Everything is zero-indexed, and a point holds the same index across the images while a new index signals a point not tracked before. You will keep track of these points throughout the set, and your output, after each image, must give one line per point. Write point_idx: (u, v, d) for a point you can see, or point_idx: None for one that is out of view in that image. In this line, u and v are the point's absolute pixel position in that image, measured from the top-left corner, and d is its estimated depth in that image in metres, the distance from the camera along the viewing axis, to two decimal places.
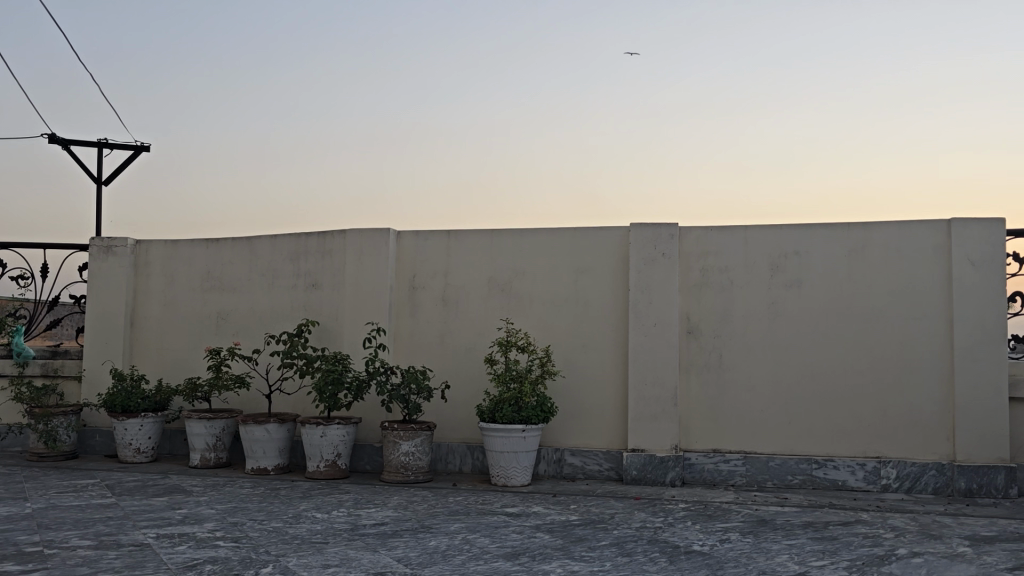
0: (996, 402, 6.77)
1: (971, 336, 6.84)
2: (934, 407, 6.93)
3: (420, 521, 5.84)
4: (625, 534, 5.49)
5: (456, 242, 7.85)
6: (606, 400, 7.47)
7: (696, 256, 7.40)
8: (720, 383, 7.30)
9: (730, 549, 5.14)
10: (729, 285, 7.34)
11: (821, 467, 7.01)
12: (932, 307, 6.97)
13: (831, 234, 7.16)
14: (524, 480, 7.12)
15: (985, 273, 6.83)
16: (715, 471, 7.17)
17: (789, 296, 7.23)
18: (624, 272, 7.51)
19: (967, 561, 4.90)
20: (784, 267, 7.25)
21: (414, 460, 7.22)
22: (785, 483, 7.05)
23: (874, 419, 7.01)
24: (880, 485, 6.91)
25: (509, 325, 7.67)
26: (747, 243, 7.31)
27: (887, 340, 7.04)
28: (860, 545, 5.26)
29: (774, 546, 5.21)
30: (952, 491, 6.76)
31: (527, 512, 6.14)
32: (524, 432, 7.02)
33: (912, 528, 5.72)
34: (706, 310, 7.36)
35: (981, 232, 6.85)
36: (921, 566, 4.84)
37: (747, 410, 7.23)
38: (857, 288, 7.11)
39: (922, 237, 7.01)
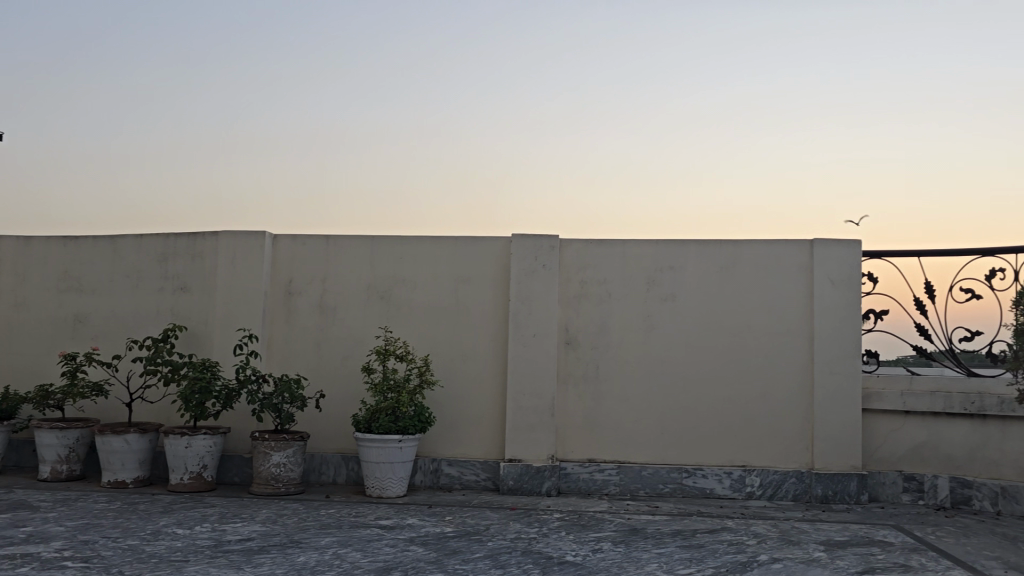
0: (851, 413, 7.18)
1: (829, 350, 7.23)
2: (795, 417, 7.27)
3: (289, 536, 5.63)
4: (499, 546, 5.47)
5: (335, 248, 7.66)
6: (485, 410, 7.45)
7: (576, 267, 7.50)
8: (596, 394, 7.42)
9: (602, 559, 5.20)
10: (607, 297, 7.47)
11: (690, 475, 7.23)
12: (796, 323, 7.32)
13: (703, 250, 7.41)
14: (399, 491, 7.01)
15: (843, 291, 7.24)
16: (590, 481, 7.28)
17: (664, 309, 7.43)
18: (505, 281, 7.52)
19: (821, 566, 5.15)
20: (659, 281, 7.45)
21: (285, 471, 6.98)
22: (656, 492, 7.23)
23: (740, 429, 7.29)
24: (745, 493, 7.19)
25: (387, 333, 7.54)
26: (625, 257, 7.47)
27: (753, 353, 7.34)
28: (725, 552, 5.44)
29: (644, 555, 5.32)
30: (810, 497, 7.11)
31: (401, 525, 6.03)
32: (401, 442, 6.90)
33: (773, 534, 5.96)
34: (584, 322, 7.47)
35: (840, 253, 7.26)
36: (780, 571, 5.04)
37: (622, 421, 7.38)
38: (726, 303, 7.39)
39: (787, 255, 7.36)
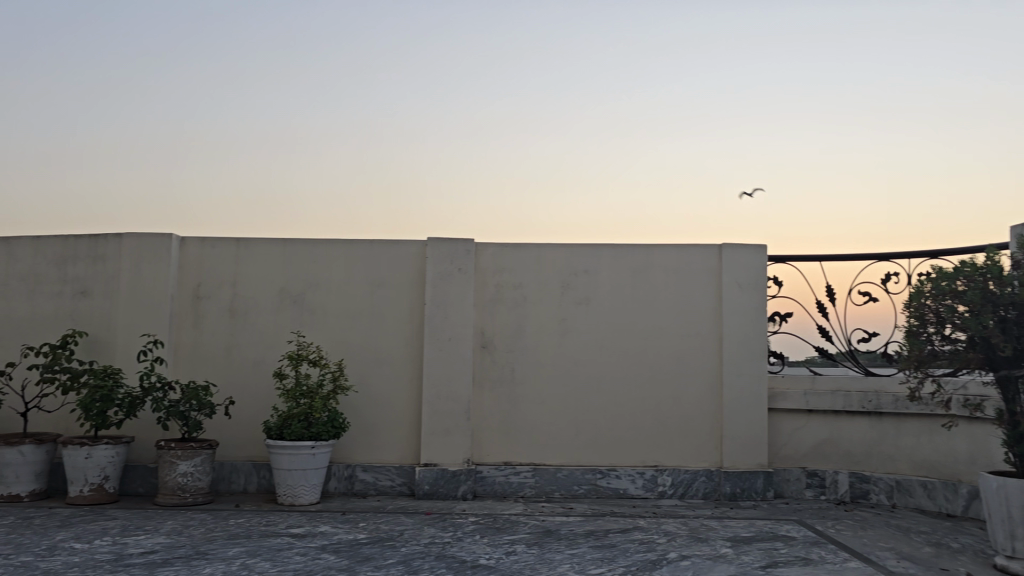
0: (757, 412, 7.41)
1: (737, 352, 7.45)
2: (704, 418, 7.46)
3: (195, 547, 5.46)
4: (413, 551, 5.44)
5: (246, 251, 7.48)
6: (400, 415, 7.39)
7: (491, 271, 7.52)
8: (512, 397, 7.46)
9: (515, 562, 5.23)
10: (522, 301, 7.52)
11: (604, 476, 7.34)
12: (705, 325, 7.52)
13: (616, 254, 7.54)
14: (312, 498, 6.89)
15: (750, 294, 7.48)
16: (505, 484, 7.31)
17: (578, 312, 7.52)
18: (420, 285, 7.49)
19: (727, 561, 5.30)
20: (573, 285, 7.54)
21: (193, 481, 6.77)
22: (571, 493, 7.31)
23: (652, 430, 7.44)
24: (657, 492, 7.33)
25: (300, 337, 7.41)
26: (540, 261, 7.53)
27: (665, 355, 7.50)
28: (635, 551, 5.55)
29: (557, 556, 5.37)
30: (719, 495, 7.31)
31: (312, 532, 5.93)
32: (313, 448, 6.79)
33: (683, 532, 6.10)
34: (499, 325, 7.50)
35: (747, 257, 7.49)
36: (687, 568, 5.17)
37: (538, 424, 7.43)
38: (638, 306, 7.53)
39: (696, 260, 7.55)
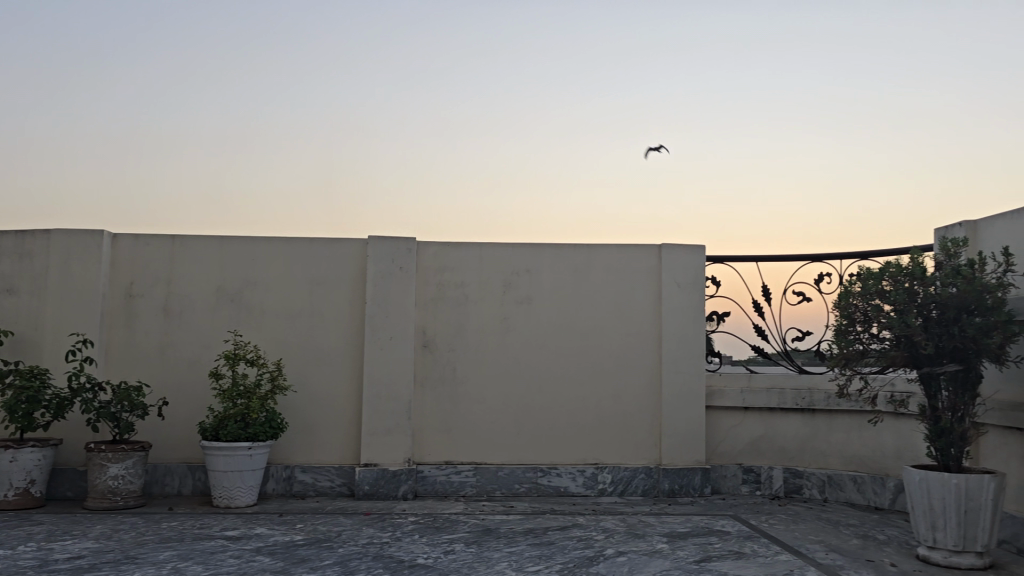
0: (695, 410, 7.53)
1: (675, 350, 7.56)
2: (644, 415, 7.55)
3: (124, 552, 5.33)
4: (350, 552, 5.39)
5: (181, 248, 7.33)
6: (340, 415, 7.33)
7: (432, 270, 7.50)
8: (453, 396, 7.45)
9: (453, 561, 5.23)
10: (464, 300, 7.52)
11: (545, 474, 7.38)
12: (644, 324, 7.61)
13: (557, 254, 7.59)
14: (249, 500, 6.78)
15: (688, 294, 7.60)
16: (446, 483, 7.30)
17: (519, 311, 7.55)
18: (361, 284, 7.42)
19: (663, 557, 5.38)
20: (515, 284, 7.56)
21: (124, 484, 6.60)
22: (512, 492, 7.33)
23: (592, 428, 7.51)
24: (597, 490, 7.40)
25: (236, 337, 7.29)
26: (481, 260, 7.54)
27: (605, 353, 7.57)
28: (573, 548, 5.59)
29: (495, 554, 5.38)
30: (658, 492, 7.41)
31: (247, 535, 5.83)
32: (250, 449, 6.68)
33: (621, 529, 6.17)
34: (440, 324, 7.48)
35: (685, 257, 7.61)
36: (624, 564, 5.22)
37: (479, 423, 7.44)
38: (579, 305, 7.59)
39: (636, 259, 7.64)
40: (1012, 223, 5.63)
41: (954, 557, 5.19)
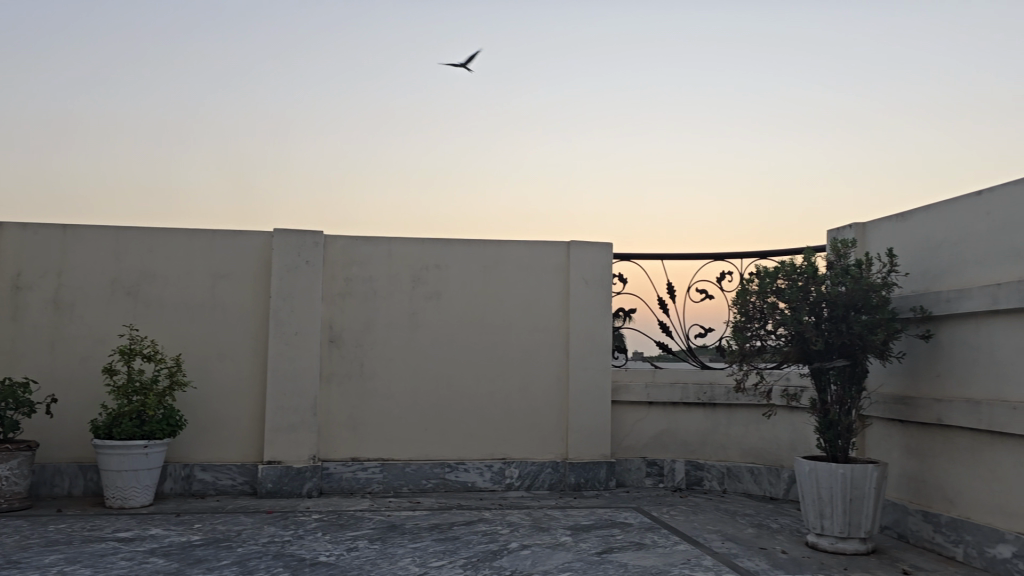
0: (601, 404, 7.67)
1: (582, 346, 7.68)
2: (551, 410, 7.63)
3: (5, 557, 5.07)
4: (250, 551, 5.28)
5: (74, 238, 7.01)
6: (243, 411, 7.15)
7: (339, 265, 7.39)
8: (360, 392, 7.37)
9: (356, 557, 5.18)
10: (372, 295, 7.44)
11: (452, 470, 7.39)
12: (552, 320, 7.70)
13: (467, 249, 7.59)
14: (145, 500, 6.56)
15: (595, 290, 7.73)
16: (352, 480, 7.23)
17: (428, 307, 7.52)
18: (266, 278, 7.26)
19: (565, 549, 5.47)
20: (424, 279, 7.53)
21: (8, 485, 6.28)
22: (419, 487, 7.32)
23: (500, 423, 7.55)
24: (504, 485, 7.46)
25: (133, 331, 7.02)
26: (390, 254, 7.48)
27: (513, 349, 7.62)
28: (478, 542, 5.62)
29: (399, 550, 5.36)
30: (564, 486, 7.52)
31: (141, 536, 5.64)
32: (146, 448, 6.45)
33: (525, 522, 6.23)
34: (348, 320, 7.39)
35: (592, 254, 7.74)
36: (526, 557, 5.28)
37: (387, 419, 7.38)
38: (487, 301, 7.61)
39: (544, 256, 7.71)
40: (897, 226, 5.94)
41: (841, 543, 5.45)
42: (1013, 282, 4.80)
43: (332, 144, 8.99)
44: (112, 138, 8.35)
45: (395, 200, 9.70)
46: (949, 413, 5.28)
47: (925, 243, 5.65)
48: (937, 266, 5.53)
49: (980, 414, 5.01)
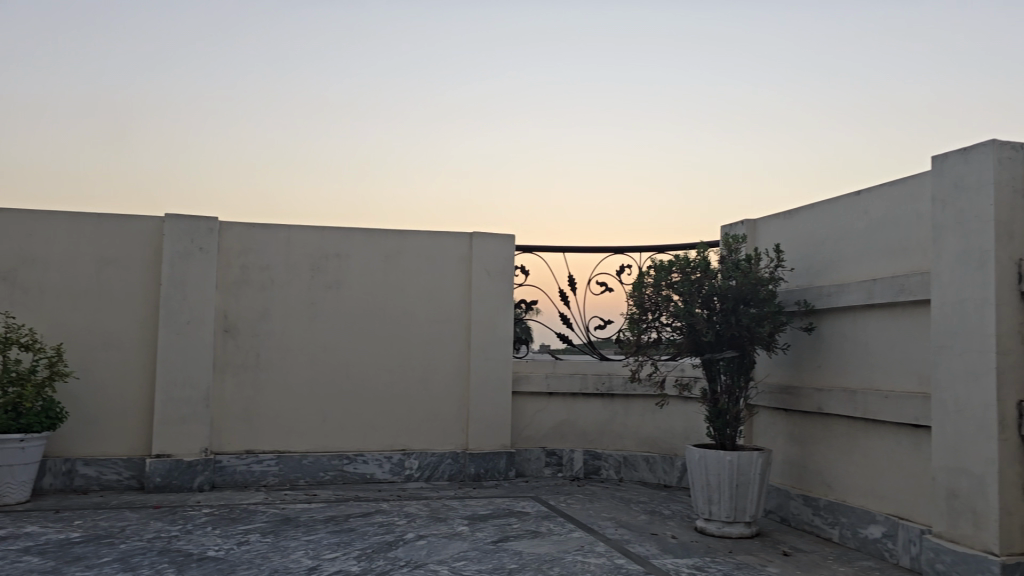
0: (501, 395, 7.72)
1: (483, 337, 7.70)
2: (452, 401, 7.63)
3: None
4: (133, 547, 5.08)
5: None
6: (131, 403, 6.88)
7: (235, 252, 7.19)
8: (256, 383, 7.19)
9: (246, 551, 5.06)
10: (269, 284, 7.27)
11: (351, 462, 7.30)
12: (454, 311, 7.69)
13: (368, 239, 7.50)
14: (20, 497, 6.22)
15: (497, 282, 7.77)
16: (246, 473, 7.06)
17: (328, 297, 7.40)
18: (157, 265, 6.99)
19: (461, 539, 5.48)
20: (323, 268, 7.40)
21: None
22: (316, 480, 7.20)
23: (400, 415, 7.50)
24: (404, 476, 7.42)
25: (8, 319, 6.64)
26: (289, 242, 7.31)
27: (414, 340, 7.58)
28: (373, 533, 5.57)
29: (292, 543, 5.26)
30: (463, 476, 7.53)
31: (14, 534, 5.34)
32: (23, 442, 6.12)
33: (423, 513, 6.22)
34: (243, 309, 7.20)
35: (495, 246, 7.78)
36: (422, 547, 5.27)
37: (284, 410, 7.23)
38: (388, 291, 7.54)
39: (446, 247, 7.69)
40: (784, 223, 6.18)
41: (727, 527, 5.66)
42: (887, 277, 5.08)
43: (280, 140, 8.88)
44: (34, 116, 7.95)
45: (325, 189, 9.69)
46: (829, 401, 5.54)
47: (810, 240, 5.90)
48: (820, 261, 5.79)
49: (857, 402, 5.28)
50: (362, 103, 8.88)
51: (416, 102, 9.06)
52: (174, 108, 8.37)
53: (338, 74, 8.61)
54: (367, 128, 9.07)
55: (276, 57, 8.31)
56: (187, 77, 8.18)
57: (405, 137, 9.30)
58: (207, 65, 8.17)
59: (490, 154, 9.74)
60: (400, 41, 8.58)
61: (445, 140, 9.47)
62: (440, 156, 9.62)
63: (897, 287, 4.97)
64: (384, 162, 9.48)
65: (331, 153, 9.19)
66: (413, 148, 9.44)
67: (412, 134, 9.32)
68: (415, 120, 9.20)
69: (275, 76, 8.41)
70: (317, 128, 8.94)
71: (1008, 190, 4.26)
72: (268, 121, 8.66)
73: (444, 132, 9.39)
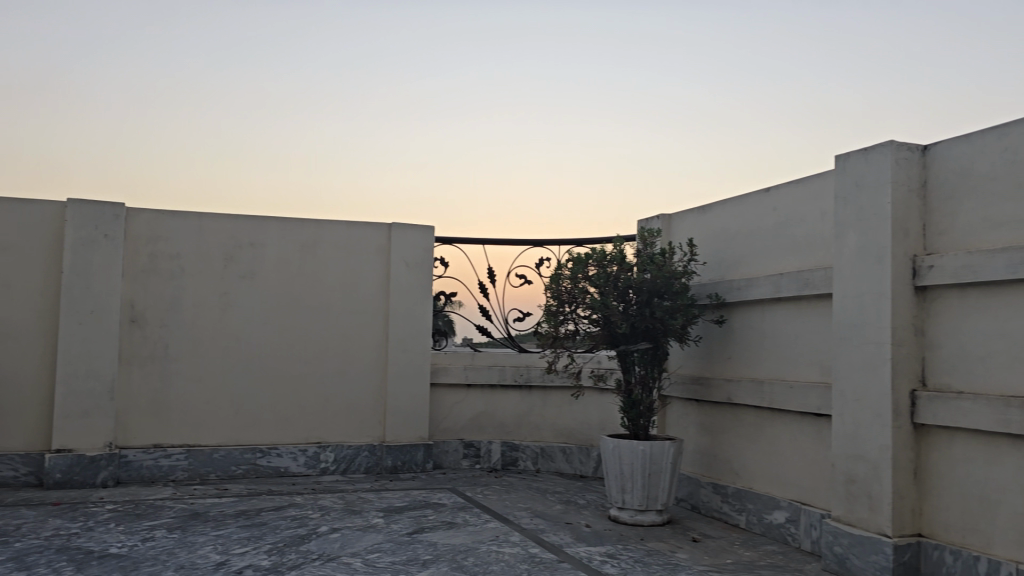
0: (419, 387, 7.68)
1: (401, 329, 7.65)
2: (369, 393, 7.56)
3: None
4: (28, 546, 4.86)
5: None
6: (31, 396, 6.57)
7: (144, 240, 6.94)
8: (164, 375, 6.97)
9: (151, 548, 4.90)
10: (179, 273, 7.05)
11: (264, 455, 7.16)
12: (372, 302, 7.61)
13: (284, 228, 7.35)
14: None
15: (416, 273, 7.72)
16: (154, 468, 6.84)
17: (241, 287, 7.22)
18: (60, 252, 6.69)
19: (376, 531, 5.44)
20: (237, 257, 7.22)
21: None
22: (228, 474, 7.04)
23: (316, 407, 7.38)
24: (319, 469, 7.31)
25: None
26: (201, 231, 7.11)
27: (331, 331, 7.47)
28: (285, 527, 5.47)
29: (200, 539, 5.12)
30: (380, 469, 7.47)
31: None
32: None
33: (337, 506, 6.14)
34: (151, 298, 6.96)
35: (414, 237, 7.73)
36: (335, 540, 5.20)
37: (194, 403, 7.03)
38: (304, 282, 7.41)
39: (364, 238, 7.60)
40: (698, 218, 6.34)
41: (639, 515, 5.77)
42: (793, 272, 5.26)
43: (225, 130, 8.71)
44: None
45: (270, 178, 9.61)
46: (737, 391, 5.71)
47: (721, 235, 6.07)
48: (730, 256, 5.96)
49: (763, 392, 5.46)
50: (307, 93, 8.76)
51: (360, 95, 8.98)
52: (106, 97, 7.94)
53: (280, 63, 8.37)
54: (309, 118, 9.00)
55: (219, 46, 8.04)
56: (123, 64, 7.78)
57: (345, 127, 9.27)
58: (147, 52, 7.77)
59: (429, 144, 9.86)
60: (350, 33, 8.47)
61: (386, 129, 9.46)
62: (379, 147, 9.66)
63: (802, 281, 5.16)
64: (326, 151, 9.52)
65: (271, 142, 9.04)
66: (354, 138, 9.44)
67: (353, 126, 9.29)
68: (356, 111, 9.13)
69: (217, 65, 8.17)
70: (260, 120, 8.75)
71: (904, 189, 4.46)
72: (209, 109, 8.43)
73: (384, 124, 9.36)
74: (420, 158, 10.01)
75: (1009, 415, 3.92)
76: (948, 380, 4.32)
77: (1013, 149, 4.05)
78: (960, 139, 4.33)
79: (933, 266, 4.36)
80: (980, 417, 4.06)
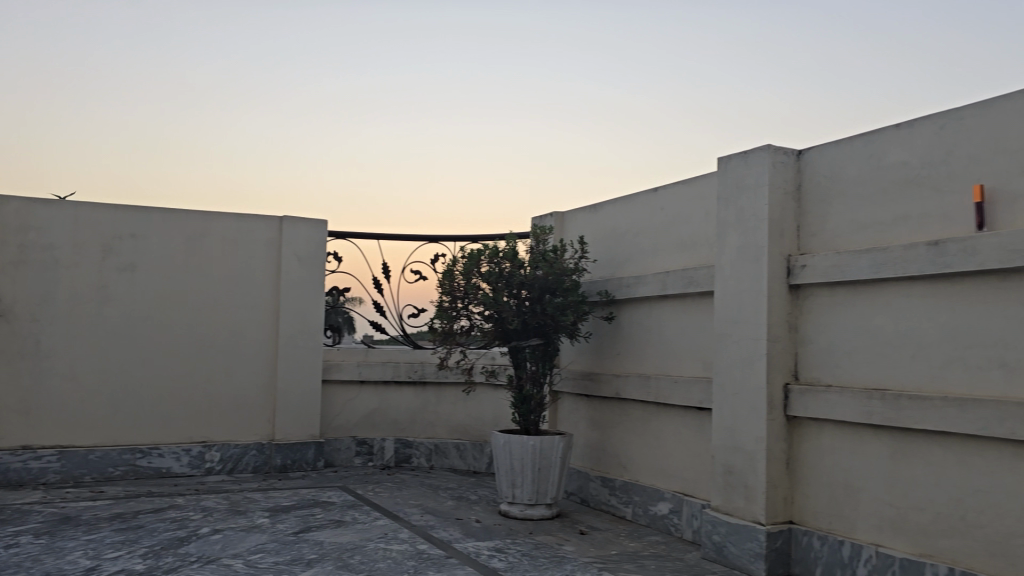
0: (311, 384, 7.53)
1: (292, 325, 7.49)
2: (258, 391, 7.36)
3: None
4: None
5: None
6: None
7: (13, 230, 6.55)
8: (35, 373, 6.59)
9: (14, 555, 4.63)
10: (53, 265, 6.68)
11: (145, 456, 6.87)
12: (262, 297, 7.41)
13: (168, 219, 7.06)
14: None
15: (308, 268, 7.57)
16: (23, 470, 6.47)
17: (121, 280, 6.91)
18: None
19: (260, 531, 5.30)
20: (117, 249, 6.90)
21: None
22: (105, 476, 6.72)
23: (202, 405, 7.14)
24: (203, 469, 7.07)
25: None
26: (77, 221, 6.76)
27: (218, 327, 7.24)
28: (164, 530, 5.26)
29: (69, 544, 4.87)
30: (269, 468, 7.29)
31: None
32: None
33: (221, 507, 5.95)
34: (21, 291, 6.57)
35: (306, 231, 7.58)
36: (216, 541, 5.04)
37: (68, 402, 6.68)
38: (190, 277, 7.15)
39: (254, 231, 7.39)
40: (589, 216, 6.45)
41: (529, 509, 5.82)
42: (679, 270, 5.41)
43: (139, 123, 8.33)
44: None
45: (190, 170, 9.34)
46: (625, 387, 5.84)
47: (612, 233, 6.18)
48: (621, 254, 6.08)
49: (650, 387, 5.60)
50: (229, 90, 8.37)
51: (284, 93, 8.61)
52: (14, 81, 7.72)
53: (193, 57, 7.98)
54: (231, 115, 8.61)
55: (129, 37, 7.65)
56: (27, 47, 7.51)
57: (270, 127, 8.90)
58: (51, 35, 7.48)
59: (365, 146, 9.51)
60: None
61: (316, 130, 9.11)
62: (310, 146, 9.32)
63: (687, 279, 5.31)
64: (252, 150, 9.15)
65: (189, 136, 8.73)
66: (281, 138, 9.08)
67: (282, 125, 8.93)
68: (280, 110, 8.74)
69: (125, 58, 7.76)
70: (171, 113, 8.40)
71: (780, 191, 4.67)
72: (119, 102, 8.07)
73: (313, 123, 9.01)
74: (353, 163, 9.69)
75: (871, 406, 4.16)
76: (817, 374, 4.54)
77: (878, 156, 4.29)
78: (831, 145, 4.56)
79: (805, 265, 4.57)
80: (846, 409, 4.29)
